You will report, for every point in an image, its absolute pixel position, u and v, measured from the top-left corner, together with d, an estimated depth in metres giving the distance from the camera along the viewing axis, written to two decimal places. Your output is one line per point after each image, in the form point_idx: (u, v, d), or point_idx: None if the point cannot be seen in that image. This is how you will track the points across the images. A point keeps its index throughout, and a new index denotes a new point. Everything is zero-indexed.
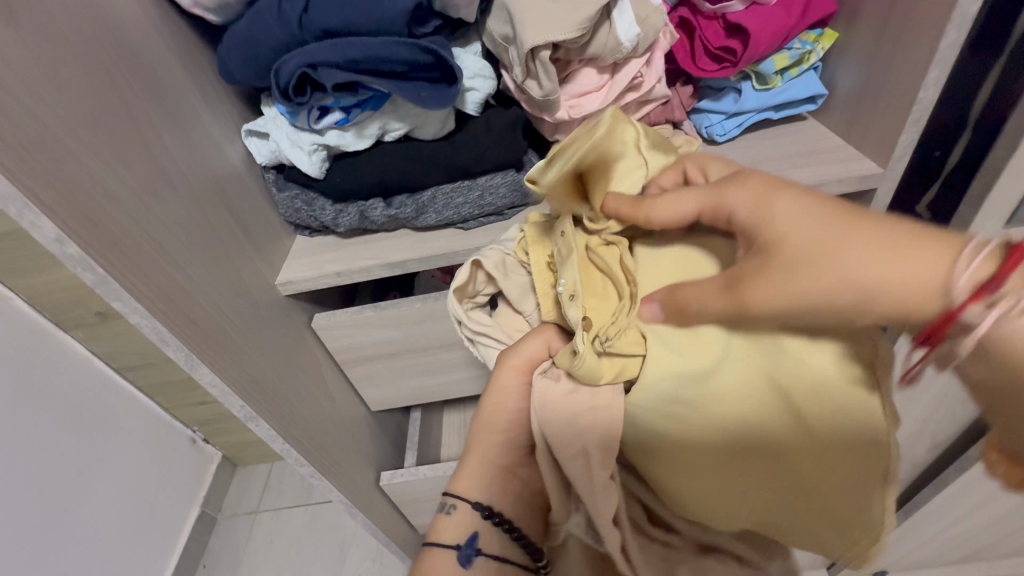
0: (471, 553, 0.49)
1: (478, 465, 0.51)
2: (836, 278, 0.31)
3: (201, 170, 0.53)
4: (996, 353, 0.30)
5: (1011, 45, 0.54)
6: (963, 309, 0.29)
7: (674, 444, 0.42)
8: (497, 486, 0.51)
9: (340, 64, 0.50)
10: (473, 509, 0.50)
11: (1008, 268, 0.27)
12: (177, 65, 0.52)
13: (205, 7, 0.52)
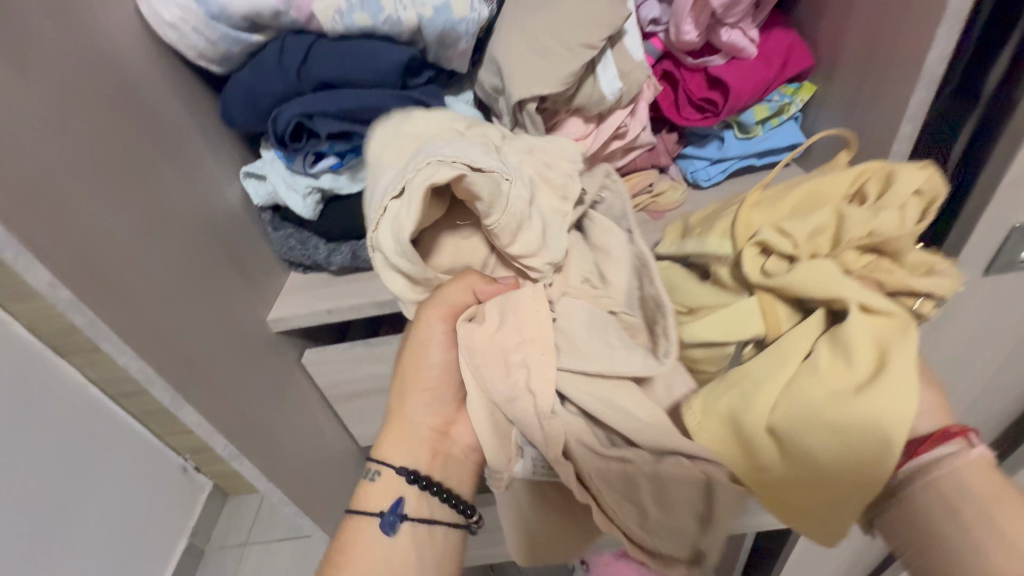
0: (395, 520, 0.51)
1: (401, 432, 0.54)
2: (881, 358, 0.44)
3: (199, 211, 0.55)
4: (935, 485, 0.43)
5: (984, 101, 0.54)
6: (952, 435, 0.44)
7: (793, 389, 0.45)
8: (423, 450, 0.54)
9: (334, 114, 0.52)
10: (399, 474, 0.53)
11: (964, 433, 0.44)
12: (180, 110, 0.54)
13: (209, 59, 0.54)
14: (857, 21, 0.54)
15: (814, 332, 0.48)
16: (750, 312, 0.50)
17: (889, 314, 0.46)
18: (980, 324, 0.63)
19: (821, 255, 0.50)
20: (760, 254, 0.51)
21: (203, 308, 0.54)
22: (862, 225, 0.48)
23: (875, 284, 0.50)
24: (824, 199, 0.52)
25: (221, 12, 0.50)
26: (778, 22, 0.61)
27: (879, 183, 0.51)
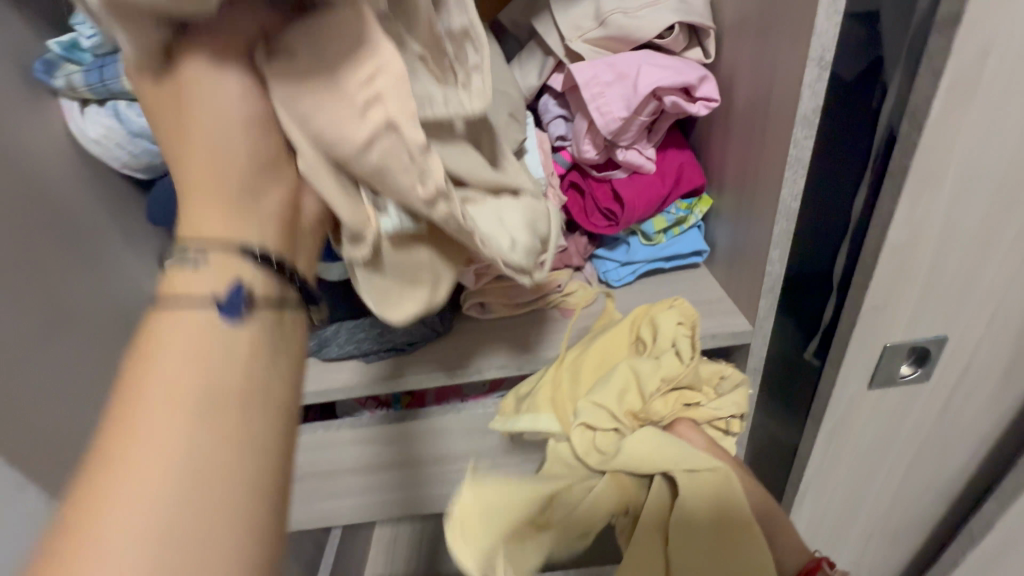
0: (237, 302, 0.34)
1: (209, 207, 0.36)
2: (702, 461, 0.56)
3: (104, 309, 0.58)
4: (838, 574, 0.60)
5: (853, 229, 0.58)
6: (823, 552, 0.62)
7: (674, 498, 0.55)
8: (272, 225, 0.38)
9: None
10: (238, 253, 0.35)
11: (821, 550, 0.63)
12: (99, 213, 0.58)
13: (133, 168, 0.58)
14: (735, 150, 0.59)
15: (662, 500, 0.57)
16: (609, 488, 0.57)
17: (709, 467, 0.56)
18: (878, 430, 0.64)
19: (638, 414, 0.59)
20: (589, 431, 0.59)
21: (91, 404, 0.56)
22: (653, 378, 0.59)
23: (692, 427, 0.61)
24: (585, 377, 0.62)
25: (142, 131, 0.54)
26: (676, 141, 0.66)
27: (648, 328, 0.63)
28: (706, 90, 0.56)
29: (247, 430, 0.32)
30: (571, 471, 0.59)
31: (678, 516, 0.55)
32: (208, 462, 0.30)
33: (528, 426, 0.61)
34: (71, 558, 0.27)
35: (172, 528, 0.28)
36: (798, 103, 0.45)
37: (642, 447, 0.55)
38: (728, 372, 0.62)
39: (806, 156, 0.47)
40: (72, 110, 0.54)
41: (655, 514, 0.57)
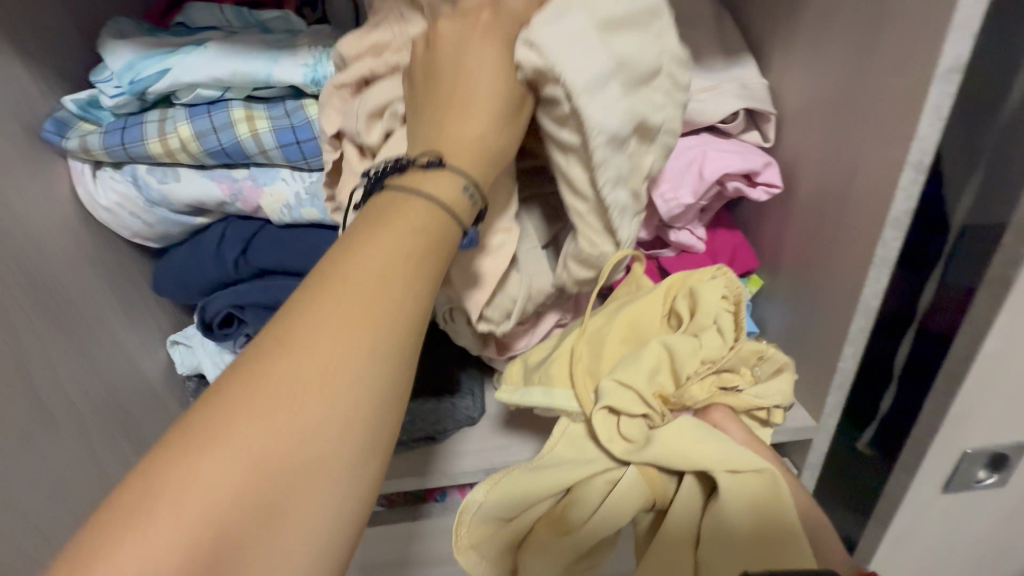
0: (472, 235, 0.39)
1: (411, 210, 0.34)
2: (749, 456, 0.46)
3: (93, 394, 0.49)
4: None
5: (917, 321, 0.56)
6: None
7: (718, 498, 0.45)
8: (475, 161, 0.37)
9: (269, 304, 0.50)
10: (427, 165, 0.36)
11: None
12: (98, 282, 0.50)
13: (145, 236, 0.51)
14: (792, 239, 0.56)
15: (695, 503, 0.47)
16: (634, 484, 0.47)
17: (750, 471, 0.45)
18: (943, 535, 0.60)
19: (671, 397, 0.49)
20: (612, 416, 0.48)
21: (76, 515, 0.46)
22: (690, 362, 0.49)
23: (730, 415, 0.50)
24: (610, 355, 0.52)
25: (161, 199, 0.49)
26: (726, 222, 0.63)
27: (685, 299, 0.53)
28: (769, 175, 0.54)
29: (326, 427, 0.28)
30: (585, 456, 0.49)
31: (712, 521, 0.45)
32: (291, 446, 0.28)
33: (543, 401, 0.51)
34: (152, 496, 0.25)
35: (222, 522, 0.26)
36: (891, 204, 0.42)
37: (683, 446, 0.46)
38: (773, 355, 0.52)
39: (894, 257, 0.45)
40: (81, 173, 0.49)
41: (682, 520, 0.47)
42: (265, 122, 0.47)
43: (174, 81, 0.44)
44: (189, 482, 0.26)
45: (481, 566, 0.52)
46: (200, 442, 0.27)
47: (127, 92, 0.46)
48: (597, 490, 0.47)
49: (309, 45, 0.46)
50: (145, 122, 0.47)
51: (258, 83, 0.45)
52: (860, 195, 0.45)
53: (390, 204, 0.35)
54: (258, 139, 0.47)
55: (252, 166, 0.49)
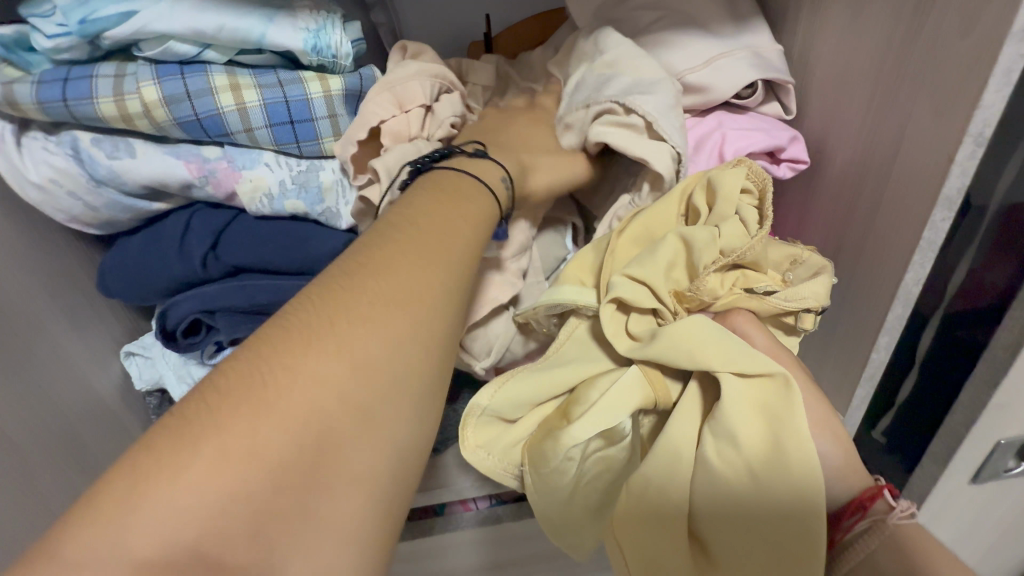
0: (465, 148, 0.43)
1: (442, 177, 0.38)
2: (783, 377, 0.36)
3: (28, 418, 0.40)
4: (902, 548, 0.34)
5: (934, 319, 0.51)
6: (883, 493, 0.36)
7: (725, 427, 0.36)
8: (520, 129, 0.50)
9: (244, 308, 0.43)
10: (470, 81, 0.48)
11: (874, 499, 0.35)
12: (36, 284, 0.42)
13: (86, 222, 0.42)
14: (816, 226, 0.53)
15: (698, 416, 0.38)
16: (633, 385, 0.39)
17: (764, 375, 0.36)
18: (966, 523, 0.59)
19: (686, 294, 0.40)
20: (620, 312, 0.40)
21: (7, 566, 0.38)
22: (710, 250, 0.39)
23: (756, 322, 0.41)
24: (626, 254, 0.42)
25: (110, 177, 0.40)
26: None
27: (702, 194, 0.43)
28: (795, 151, 0.50)
29: (389, 360, 0.27)
30: (593, 358, 0.41)
31: (718, 439, 0.36)
32: (366, 369, 0.25)
33: (547, 300, 0.42)
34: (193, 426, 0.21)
35: (290, 452, 0.22)
36: (944, 183, 0.39)
37: (708, 347, 0.36)
38: (809, 258, 0.42)
39: (940, 240, 0.42)
40: (3, 138, 0.39)
41: (688, 433, 0.38)
42: (253, 93, 0.40)
43: (142, 28, 0.37)
44: (255, 411, 0.22)
45: (492, 465, 0.42)
46: (266, 370, 0.23)
47: (75, 34, 0.37)
48: (604, 399, 0.38)
49: (310, 8, 0.40)
50: (94, 76, 0.38)
51: (248, 44, 0.39)
52: (907, 175, 0.42)
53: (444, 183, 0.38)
54: (243, 114, 0.40)
55: (227, 144, 0.42)
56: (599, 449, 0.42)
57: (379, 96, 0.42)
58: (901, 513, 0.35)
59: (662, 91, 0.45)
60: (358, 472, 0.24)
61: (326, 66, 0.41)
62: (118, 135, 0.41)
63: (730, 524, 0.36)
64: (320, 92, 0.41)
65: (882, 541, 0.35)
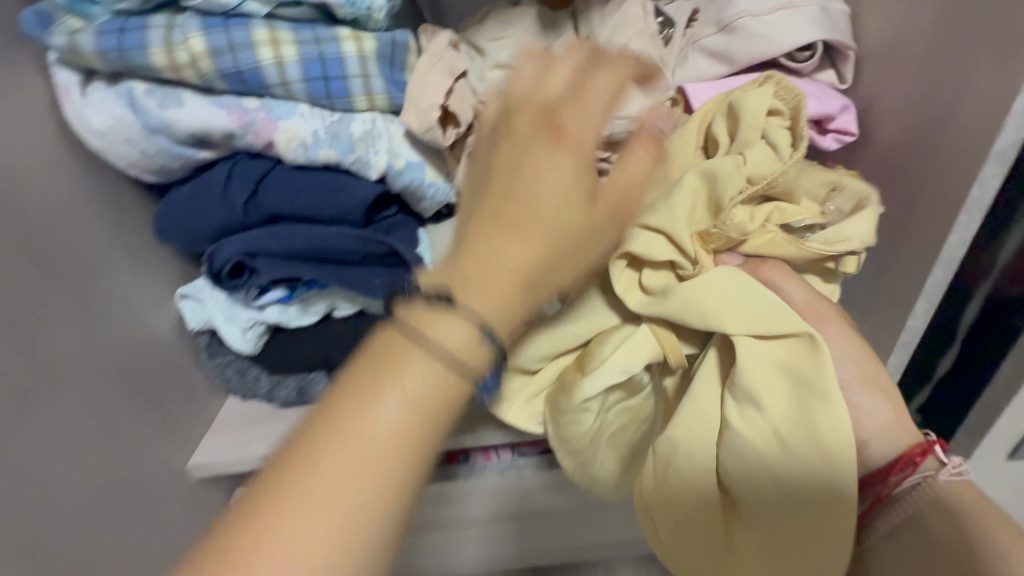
0: None
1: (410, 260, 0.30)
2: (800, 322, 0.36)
3: (101, 355, 0.46)
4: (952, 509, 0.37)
5: (985, 290, 0.47)
6: (933, 443, 0.38)
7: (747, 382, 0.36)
8: None
9: (281, 253, 0.45)
10: None
11: (922, 455, 0.38)
12: (99, 227, 0.46)
13: (142, 168, 0.46)
14: (860, 188, 0.51)
15: (716, 376, 0.39)
16: (644, 342, 0.39)
17: (787, 336, 0.36)
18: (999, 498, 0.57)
19: (710, 233, 0.39)
20: (633, 266, 0.40)
21: (98, 488, 0.45)
22: (734, 180, 0.38)
23: (788, 273, 0.41)
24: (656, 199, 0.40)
25: (162, 127, 0.43)
26: None
27: (723, 123, 0.42)
28: (844, 121, 0.48)
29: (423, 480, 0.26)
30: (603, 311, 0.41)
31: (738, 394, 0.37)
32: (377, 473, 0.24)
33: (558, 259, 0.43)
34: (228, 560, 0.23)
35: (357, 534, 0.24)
36: (996, 137, 0.37)
37: (728, 297, 0.36)
38: (849, 185, 0.42)
39: (989, 201, 0.39)
40: (69, 88, 0.42)
41: (710, 398, 0.38)
42: (291, 47, 0.42)
43: None
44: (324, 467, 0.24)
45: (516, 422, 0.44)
46: (302, 479, 0.24)
47: None
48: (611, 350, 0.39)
49: None
50: (148, 27, 0.41)
51: None
52: (956, 131, 0.40)
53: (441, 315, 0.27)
54: (281, 67, 0.42)
55: (266, 97, 0.44)
56: (617, 402, 0.42)
57: (431, 66, 0.44)
58: (951, 467, 0.37)
59: None
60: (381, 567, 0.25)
61: (360, 19, 0.43)
62: (169, 86, 0.43)
63: (756, 485, 0.37)
64: (355, 50, 0.43)
65: (944, 513, 0.37)
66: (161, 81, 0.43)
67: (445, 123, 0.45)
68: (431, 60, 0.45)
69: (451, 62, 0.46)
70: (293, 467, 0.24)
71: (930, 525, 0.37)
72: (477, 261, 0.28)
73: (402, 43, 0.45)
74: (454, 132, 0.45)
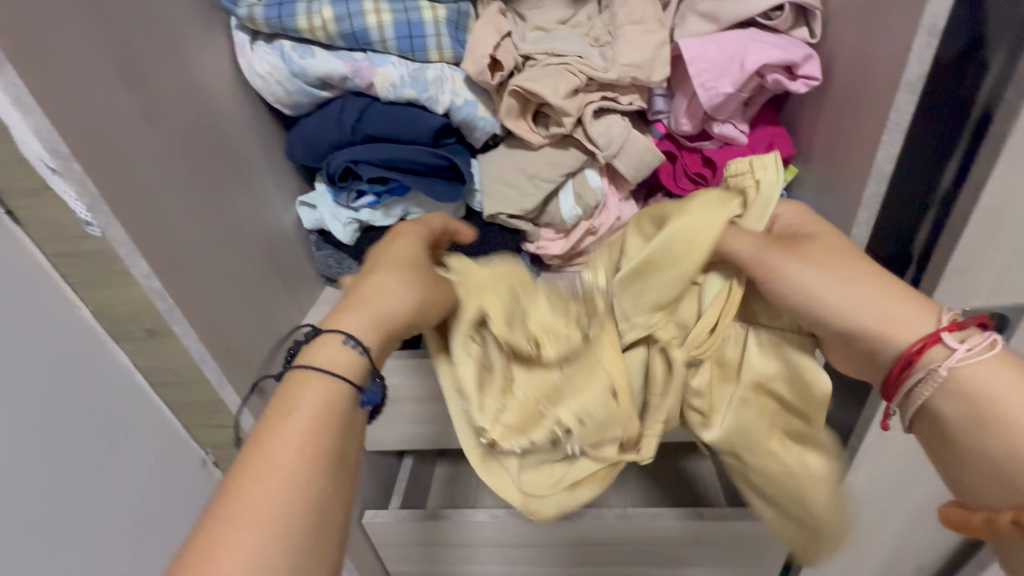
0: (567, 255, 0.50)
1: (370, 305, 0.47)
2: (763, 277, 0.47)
3: (258, 231, 0.66)
4: (959, 386, 0.43)
5: (932, 213, 0.54)
6: (944, 330, 0.42)
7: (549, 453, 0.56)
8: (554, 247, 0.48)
9: (376, 162, 0.64)
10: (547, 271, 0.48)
11: (931, 341, 0.43)
12: (255, 144, 0.66)
13: (283, 103, 0.66)
14: (826, 123, 0.62)
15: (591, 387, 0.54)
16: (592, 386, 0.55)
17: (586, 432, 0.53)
18: None
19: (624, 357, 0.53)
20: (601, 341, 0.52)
21: (257, 323, 0.65)
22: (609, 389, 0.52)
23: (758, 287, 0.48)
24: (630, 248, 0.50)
25: (301, 72, 0.62)
26: (768, 116, 0.68)
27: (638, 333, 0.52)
28: (809, 68, 0.59)
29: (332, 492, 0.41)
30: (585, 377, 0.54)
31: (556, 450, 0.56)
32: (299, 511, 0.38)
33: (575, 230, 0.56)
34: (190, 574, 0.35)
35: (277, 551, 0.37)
36: (906, 68, 0.49)
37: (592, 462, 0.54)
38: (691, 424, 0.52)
39: (906, 121, 0.51)
40: (243, 44, 0.62)
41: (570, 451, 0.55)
42: (389, 14, 0.61)
43: None
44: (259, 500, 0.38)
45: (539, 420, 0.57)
46: (243, 487, 0.38)
47: None
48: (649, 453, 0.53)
49: None
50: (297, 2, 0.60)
51: None
52: (884, 67, 0.51)
53: (322, 337, 0.45)
54: (381, 29, 0.61)
55: (369, 51, 0.62)
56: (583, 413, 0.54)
57: (486, 27, 0.61)
58: (957, 355, 0.42)
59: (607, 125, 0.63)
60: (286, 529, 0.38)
61: None
62: (306, 43, 0.63)
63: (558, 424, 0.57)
64: (431, 16, 0.62)
65: (950, 388, 0.43)
66: (301, 40, 0.63)
67: (493, 67, 0.62)
68: (486, 22, 0.62)
69: (500, 23, 0.62)
70: (245, 474, 0.39)
71: (947, 400, 0.43)
72: (361, 317, 0.46)
73: (463, 12, 0.63)
74: (500, 74, 0.61)
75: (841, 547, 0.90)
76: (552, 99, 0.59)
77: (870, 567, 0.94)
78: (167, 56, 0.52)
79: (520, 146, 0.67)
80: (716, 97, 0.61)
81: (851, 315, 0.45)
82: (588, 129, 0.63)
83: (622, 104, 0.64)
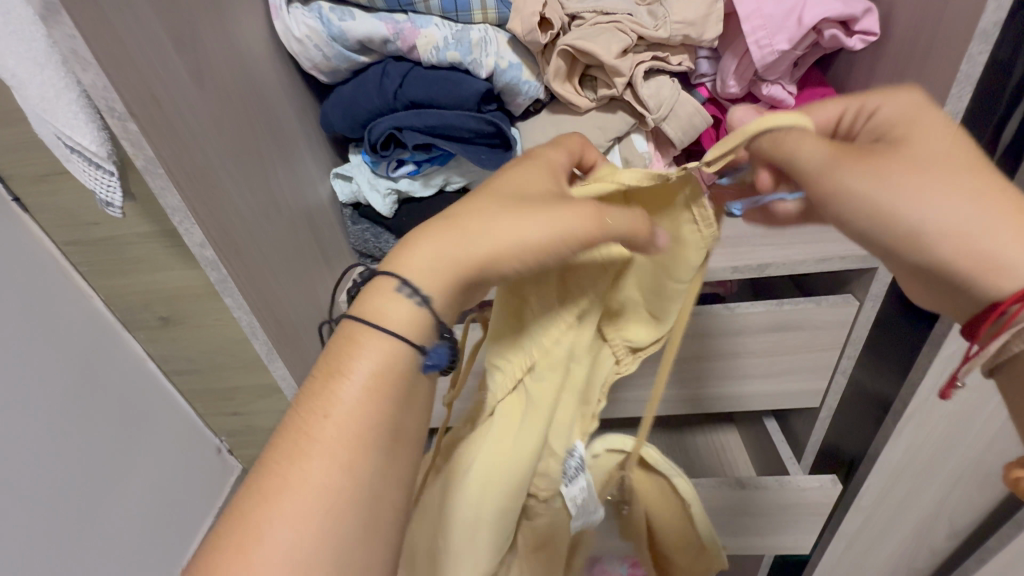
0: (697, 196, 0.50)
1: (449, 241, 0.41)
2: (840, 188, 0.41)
3: (300, 202, 0.64)
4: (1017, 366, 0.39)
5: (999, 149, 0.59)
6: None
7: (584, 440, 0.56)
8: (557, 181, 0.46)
9: (421, 129, 0.63)
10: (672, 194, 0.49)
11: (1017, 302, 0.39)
12: (293, 113, 0.64)
13: (321, 70, 0.63)
14: (881, 82, 0.61)
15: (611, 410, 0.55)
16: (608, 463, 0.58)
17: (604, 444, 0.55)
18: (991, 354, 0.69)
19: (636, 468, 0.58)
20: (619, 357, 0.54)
21: (300, 296, 0.63)
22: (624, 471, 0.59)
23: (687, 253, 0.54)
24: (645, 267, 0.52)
25: (340, 34, 0.60)
26: (816, 78, 0.67)
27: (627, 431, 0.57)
28: (867, 23, 0.57)
29: (360, 483, 0.36)
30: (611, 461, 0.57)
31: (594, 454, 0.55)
32: (343, 495, 0.36)
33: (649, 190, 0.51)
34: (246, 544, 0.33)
35: (329, 526, 0.35)
36: (981, 18, 0.47)
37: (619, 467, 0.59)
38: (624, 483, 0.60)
39: (977, 73, 0.50)
40: (280, 6, 0.59)
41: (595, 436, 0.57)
42: None
43: None
44: (292, 488, 0.35)
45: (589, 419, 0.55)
46: (296, 455, 0.36)
47: None
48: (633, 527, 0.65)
49: None
50: None
51: None
52: (954, 17, 0.50)
53: (381, 282, 0.41)
54: None
55: (411, 12, 0.60)
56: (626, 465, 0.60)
57: None
58: None
59: (658, 87, 0.62)
60: (309, 507, 0.35)
61: None
62: (345, 5, 0.60)
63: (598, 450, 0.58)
64: None
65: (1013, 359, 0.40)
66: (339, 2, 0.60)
67: (541, 26, 0.60)
68: None
69: None
70: (296, 439, 0.36)
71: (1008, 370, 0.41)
72: (429, 251, 0.41)
73: None
74: (550, 32, 0.59)
75: (873, 515, 0.91)
76: (604, 57, 0.57)
77: (901, 533, 0.95)
78: (213, 17, 0.50)
79: (564, 111, 0.65)
80: (771, 55, 0.59)
81: (935, 234, 0.41)
82: (638, 90, 0.61)
83: (673, 65, 0.62)
